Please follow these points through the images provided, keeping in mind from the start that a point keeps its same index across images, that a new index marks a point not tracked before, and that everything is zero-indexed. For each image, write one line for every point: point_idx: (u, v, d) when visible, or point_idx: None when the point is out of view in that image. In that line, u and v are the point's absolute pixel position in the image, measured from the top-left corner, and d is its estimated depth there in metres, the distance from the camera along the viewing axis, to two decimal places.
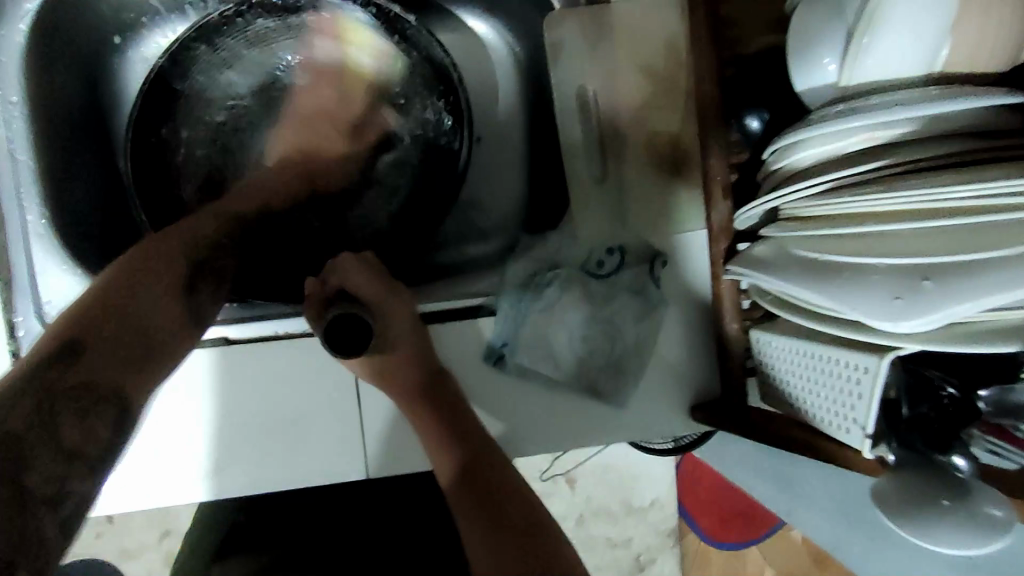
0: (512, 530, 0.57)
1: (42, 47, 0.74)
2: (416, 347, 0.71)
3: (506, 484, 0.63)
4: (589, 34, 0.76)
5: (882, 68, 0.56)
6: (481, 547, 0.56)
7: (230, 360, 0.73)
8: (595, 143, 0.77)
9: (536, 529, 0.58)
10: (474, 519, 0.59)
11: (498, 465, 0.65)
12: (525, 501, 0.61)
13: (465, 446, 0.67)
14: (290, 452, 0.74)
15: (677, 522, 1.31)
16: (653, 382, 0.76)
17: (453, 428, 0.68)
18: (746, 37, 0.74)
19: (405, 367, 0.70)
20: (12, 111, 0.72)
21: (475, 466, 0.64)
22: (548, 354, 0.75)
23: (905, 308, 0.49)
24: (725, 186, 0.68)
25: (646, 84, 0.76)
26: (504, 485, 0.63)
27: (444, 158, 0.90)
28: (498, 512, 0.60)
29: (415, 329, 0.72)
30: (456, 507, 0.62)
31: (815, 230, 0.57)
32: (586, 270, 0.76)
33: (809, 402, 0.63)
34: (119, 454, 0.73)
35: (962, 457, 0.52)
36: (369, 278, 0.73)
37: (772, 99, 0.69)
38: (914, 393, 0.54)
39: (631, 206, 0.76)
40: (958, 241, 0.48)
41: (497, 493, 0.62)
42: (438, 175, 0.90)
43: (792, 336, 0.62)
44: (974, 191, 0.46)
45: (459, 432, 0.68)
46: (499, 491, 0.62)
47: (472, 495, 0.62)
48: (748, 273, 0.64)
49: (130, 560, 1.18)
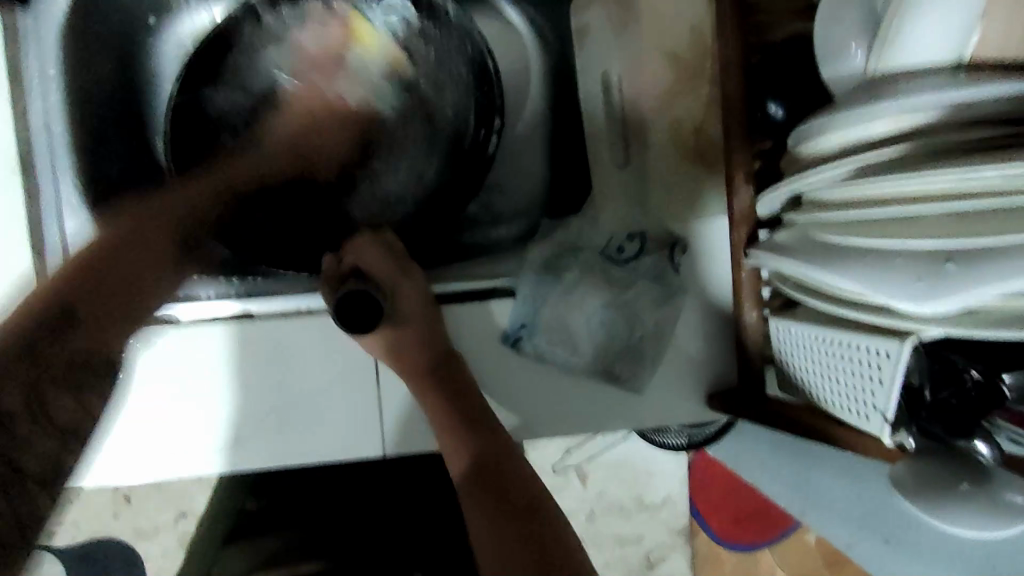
0: (516, 521, 0.59)
1: (80, 28, 0.76)
2: (427, 327, 0.71)
3: (515, 472, 0.64)
4: (614, 18, 0.77)
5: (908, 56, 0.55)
6: (488, 538, 0.58)
7: (249, 333, 0.74)
8: (618, 130, 0.78)
9: (543, 521, 0.59)
10: (481, 509, 0.61)
11: (507, 452, 0.66)
12: (531, 484, 0.63)
13: (475, 433, 0.67)
14: (307, 427, 0.75)
15: (689, 520, 1.31)
16: (669, 368, 0.76)
17: (461, 413, 0.68)
18: (776, 21, 0.72)
19: (415, 346, 0.70)
20: (49, 86, 0.76)
21: (483, 455, 0.65)
22: (566, 337, 0.75)
23: (926, 290, 0.49)
24: (747, 173, 0.68)
25: (669, 72, 0.76)
26: (514, 473, 0.64)
27: (472, 151, 0.85)
28: (505, 500, 0.61)
29: (426, 308, 0.72)
30: (462, 494, 0.64)
31: (837, 214, 0.57)
32: (607, 254, 0.77)
33: (825, 390, 0.62)
34: (143, 423, 0.74)
35: (984, 443, 0.51)
36: (384, 255, 0.74)
37: (796, 89, 0.69)
38: (937, 379, 0.53)
39: (651, 192, 0.77)
40: (981, 225, 0.48)
41: (504, 481, 0.63)
42: (462, 167, 0.86)
43: (810, 323, 0.62)
44: (995, 174, 0.45)
45: (469, 417, 0.68)
46: (505, 480, 0.63)
47: (480, 485, 0.63)
48: (770, 259, 0.64)
49: (146, 539, 1.20)
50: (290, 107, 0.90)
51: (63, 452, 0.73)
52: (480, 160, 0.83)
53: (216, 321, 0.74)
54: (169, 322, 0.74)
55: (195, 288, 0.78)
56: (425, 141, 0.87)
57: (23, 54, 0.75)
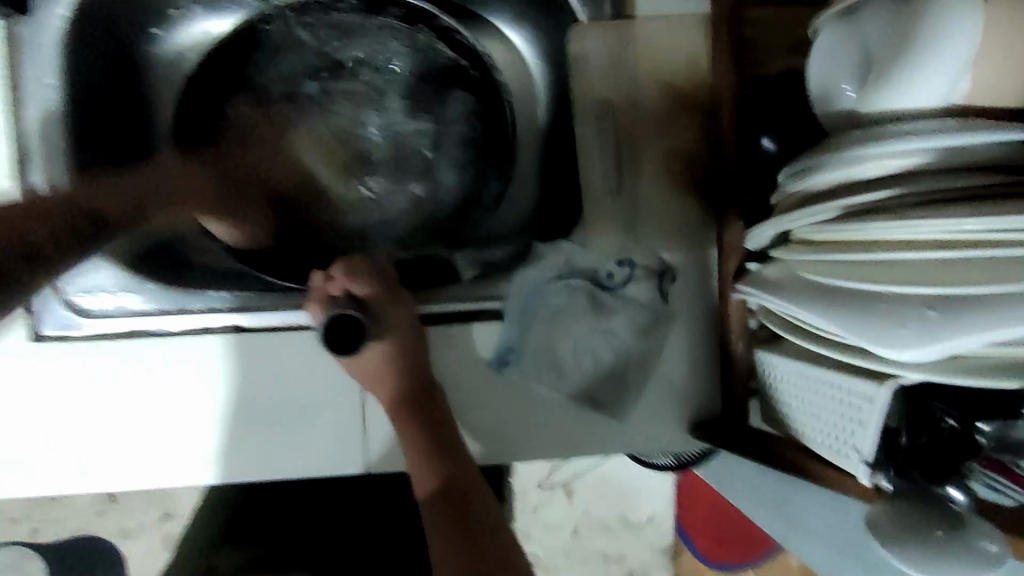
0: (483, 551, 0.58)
1: (79, 40, 0.77)
2: (408, 355, 0.71)
3: (485, 512, 0.62)
4: (612, 45, 0.76)
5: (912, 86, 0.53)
6: None
7: (238, 346, 0.75)
8: (611, 158, 0.78)
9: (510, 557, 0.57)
10: (447, 546, 0.59)
11: (479, 491, 0.65)
12: (500, 526, 0.61)
13: (450, 465, 0.66)
14: (292, 443, 0.76)
15: (674, 540, 1.31)
16: (654, 396, 0.76)
17: (435, 440, 0.68)
18: (771, 58, 0.71)
19: (394, 374, 0.70)
20: (47, 95, 0.76)
21: (456, 489, 0.64)
22: (551, 362, 0.76)
23: (909, 336, 0.49)
24: (738, 207, 0.69)
25: (665, 100, 0.76)
26: (486, 508, 0.63)
27: (476, 177, 0.91)
28: (470, 533, 0.60)
29: (410, 339, 0.72)
30: (432, 527, 0.62)
31: (825, 255, 0.57)
32: (596, 280, 0.77)
33: (808, 427, 0.63)
34: (134, 428, 0.74)
35: (959, 491, 0.52)
36: (374, 278, 0.75)
37: (787, 123, 0.71)
38: (914, 422, 0.54)
39: (643, 220, 0.77)
40: (965, 274, 0.48)
41: (473, 518, 0.61)
42: (465, 189, 0.91)
43: (794, 359, 0.63)
44: (983, 225, 0.46)
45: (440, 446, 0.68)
46: (473, 510, 0.62)
47: (450, 518, 0.61)
48: (756, 294, 0.65)
49: (130, 539, 1.19)
50: (309, 118, 0.92)
51: (63, 455, 0.74)
52: (483, 190, 0.91)
53: (210, 332, 0.75)
54: (154, 334, 0.75)
55: (185, 300, 0.78)
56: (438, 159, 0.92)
57: (22, 64, 0.75)
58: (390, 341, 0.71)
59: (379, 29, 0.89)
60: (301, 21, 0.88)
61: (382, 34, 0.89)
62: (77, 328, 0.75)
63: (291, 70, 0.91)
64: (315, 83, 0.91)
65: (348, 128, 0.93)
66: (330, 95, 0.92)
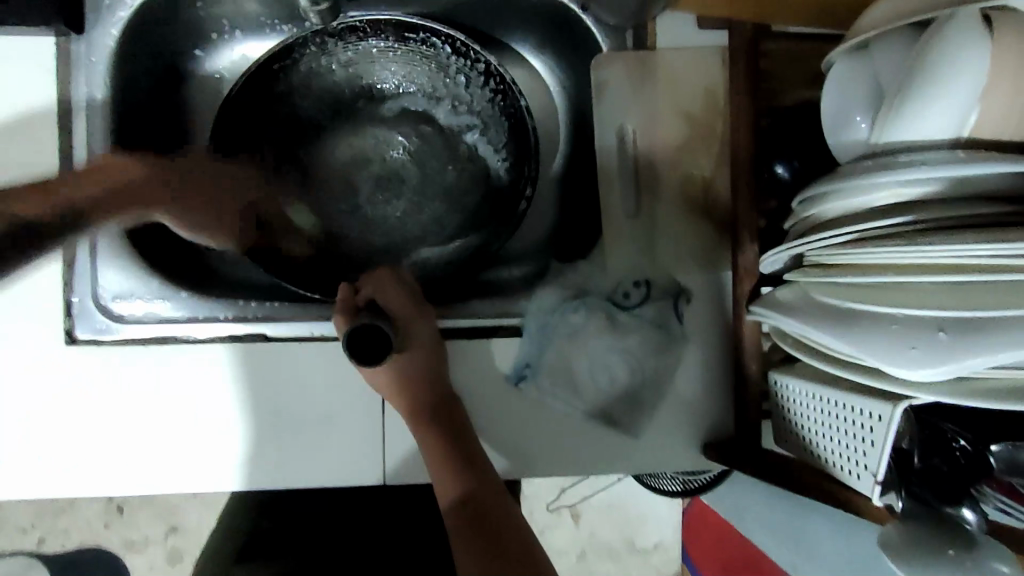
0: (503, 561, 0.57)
1: (126, 55, 0.80)
2: (427, 369, 0.73)
3: (510, 526, 0.61)
4: (633, 76, 0.79)
5: (939, 93, 0.54)
6: None
7: (263, 354, 0.77)
8: (629, 182, 0.80)
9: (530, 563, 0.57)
10: (469, 555, 0.58)
11: (500, 502, 0.65)
12: (524, 537, 0.61)
13: (471, 475, 0.66)
14: (312, 451, 0.77)
15: (680, 567, 1.30)
16: (668, 415, 0.77)
17: (457, 452, 0.69)
18: (786, 89, 0.76)
19: (414, 388, 0.72)
20: (94, 106, 0.78)
21: (479, 499, 0.64)
22: (568, 379, 0.77)
23: (921, 357, 0.50)
24: (752, 231, 0.71)
25: (683, 127, 0.79)
26: (508, 519, 0.62)
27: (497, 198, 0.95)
28: (493, 543, 0.59)
29: (429, 355, 0.73)
30: (456, 536, 0.62)
31: (836, 277, 0.59)
32: (613, 300, 0.79)
33: (821, 446, 0.64)
34: (159, 432, 0.76)
35: (971, 511, 0.54)
36: (402, 294, 0.77)
37: (803, 151, 0.72)
38: (926, 445, 0.56)
39: (660, 243, 0.79)
40: (974, 298, 0.50)
41: (497, 529, 0.61)
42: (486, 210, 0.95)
43: (807, 380, 0.64)
44: (993, 250, 0.47)
45: (462, 458, 0.69)
46: (498, 525, 0.61)
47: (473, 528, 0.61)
48: (770, 316, 0.66)
49: (136, 551, 1.20)
50: (343, 136, 0.97)
51: (87, 458, 0.75)
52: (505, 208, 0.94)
53: (226, 340, 0.77)
54: (185, 341, 0.77)
55: (214, 308, 0.80)
56: (463, 180, 0.97)
57: (72, 76, 0.77)
58: (411, 353, 0.72)
59: (414, 55, 0.90)
60: (336, 47, 0.88)
61: (416, 59, 0.91)
62: (111, 333, 0.77)
63: (325, 90, 0.94)
64: (350, 102, 0.96)
65: (379, 147, 0.97)
66: (363, 115, 0.97)
